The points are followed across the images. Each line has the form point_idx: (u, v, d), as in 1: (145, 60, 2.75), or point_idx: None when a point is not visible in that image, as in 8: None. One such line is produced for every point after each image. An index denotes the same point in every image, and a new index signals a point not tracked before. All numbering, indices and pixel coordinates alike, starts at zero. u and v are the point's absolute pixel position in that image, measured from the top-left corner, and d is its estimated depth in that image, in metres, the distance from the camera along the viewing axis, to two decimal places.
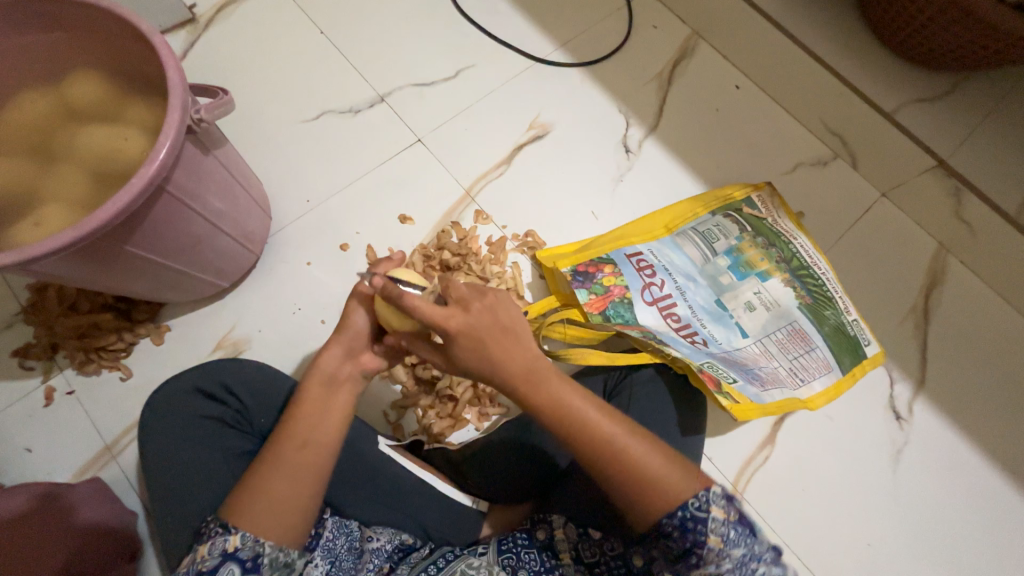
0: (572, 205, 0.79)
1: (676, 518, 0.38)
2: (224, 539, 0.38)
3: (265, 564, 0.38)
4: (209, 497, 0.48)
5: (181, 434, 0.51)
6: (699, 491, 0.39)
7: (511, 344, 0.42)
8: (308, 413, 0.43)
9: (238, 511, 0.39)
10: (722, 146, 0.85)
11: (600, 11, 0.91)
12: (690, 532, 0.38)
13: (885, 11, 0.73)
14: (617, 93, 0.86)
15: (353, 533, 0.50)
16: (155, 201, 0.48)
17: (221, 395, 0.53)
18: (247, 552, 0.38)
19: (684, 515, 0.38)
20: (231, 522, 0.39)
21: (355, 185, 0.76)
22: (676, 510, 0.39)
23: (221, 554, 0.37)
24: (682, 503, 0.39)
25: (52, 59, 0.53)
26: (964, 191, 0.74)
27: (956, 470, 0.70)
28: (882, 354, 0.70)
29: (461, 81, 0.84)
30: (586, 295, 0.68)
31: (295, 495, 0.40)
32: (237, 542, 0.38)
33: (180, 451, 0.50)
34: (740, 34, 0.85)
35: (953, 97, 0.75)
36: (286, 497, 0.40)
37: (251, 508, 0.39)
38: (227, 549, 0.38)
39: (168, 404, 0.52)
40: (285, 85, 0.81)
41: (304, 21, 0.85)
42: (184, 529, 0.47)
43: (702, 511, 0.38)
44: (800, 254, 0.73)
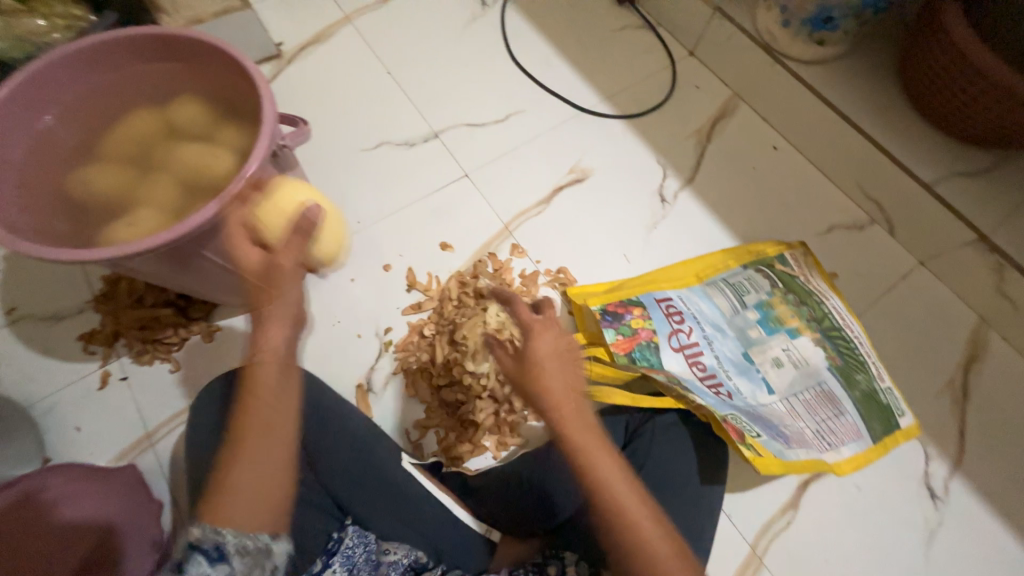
0: (605, 247, 0.81)
1: None
2: (189, 535, 0.41)
3: (230, 549, 0.40)
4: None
5: (223, 430, 0.53)
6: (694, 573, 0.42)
7: (562, 382, 0.46)
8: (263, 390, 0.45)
9: (213, 510, 0.42)
10: (757, 203, 0.87)
11: (645, 70, 0.97)
12: None
13: (928, 88, 0.75)
14: (656, 145, 0.91)
15: (370, 545, 0.52)
16: (243, 228, 0.54)
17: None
18: (208, 542, 0.40)
19: None
20: (206, 518, 0.41)
21: (403, 211, 0.81)
22: None
23: (187, 547, 0.40)
24: None
25: (161, 83, 0.60)
26: (1007, 268, 0.73)
27: (997, 561, 0.66)
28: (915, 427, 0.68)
29: (511, 123, 0.90)
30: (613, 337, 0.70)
31: (269, 480, 0.44)
32: (198, 534, 0.40)
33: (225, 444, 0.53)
34: (781, 100, 0.89)
35: (996, 174, 0.76)
36: (257, 483, 0.43)
37: (218, 505, 0.42)
38: (191, 542, 0.40)
39: (216, 399, 0.54)
40: (350, 116, 0.89)
41: (374, 62, 0.94)
42: None
43: None
44: (831, 315, 0.73)
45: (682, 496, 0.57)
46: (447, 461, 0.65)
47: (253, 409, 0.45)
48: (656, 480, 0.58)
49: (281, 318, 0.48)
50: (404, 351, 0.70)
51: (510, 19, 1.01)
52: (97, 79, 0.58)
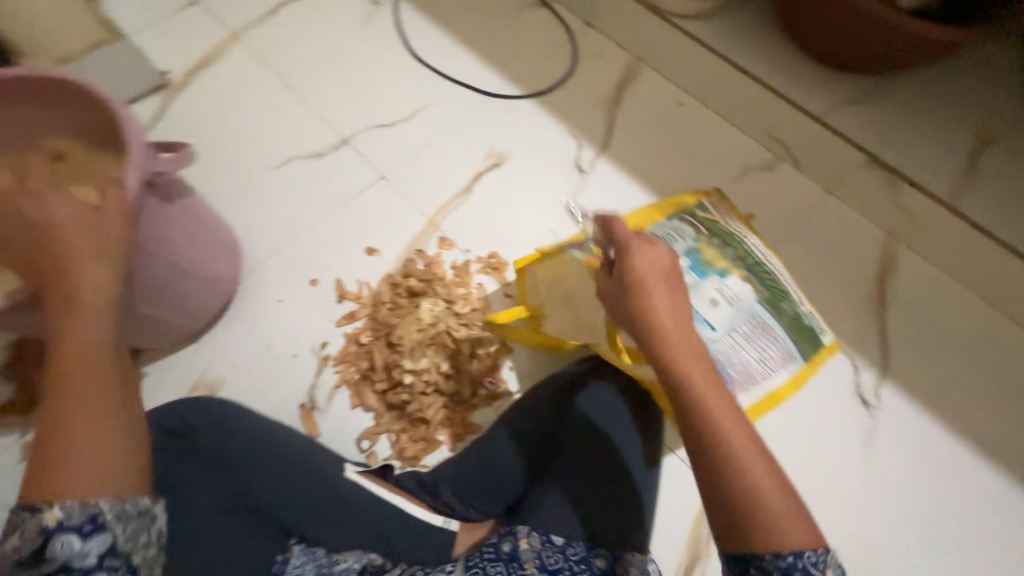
0: (531, 225, 0.82)
1: (785, 560, 0.37)
2: (35, 521, 0.36)
3: (108, 519, 0.38)
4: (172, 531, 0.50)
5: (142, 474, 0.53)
6: (816, 550, 0.38)
7: (667, 305, 0.48)
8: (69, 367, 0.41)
9: (43, 482, 0.37)
10: (670, 159, 0.89)
11: (546, 47, 0.98)
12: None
13: (802, 26, 0.80)
14: (567, 118, 0.92)
15: (319, 560, 0.52)
16: (53, 184, 0.50)
17: (182, 429, 0.56)
18: (77, 519, 0.37)
19: (795, 562, 0.37)
20: (37, 501, 0.37)
21: (322, 223, 0.79)
22: (791, 554, 0.37)
23: (42, 532, 0.36)
24: (800, 550, 0.38)
25: (21, 127, 0.56)
26: (898, 182, 0.78)
27: (928, 450, 0.71)
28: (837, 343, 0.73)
29: (420, 118, 0.90)
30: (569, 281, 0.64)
31: (106, 440, 0.39)
32: (58, 515, 0.36)
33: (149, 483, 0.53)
34: (677, 57, 0.92)
35: (875, 97, 0.81)
36: (104, 452, 0.39)
37: (63, 484, 0.37)
38: (47, 526, 0.36)
39: None
40: (253, 135, 0.86)
41: (271, 78, 0.92)
42: None
43: (815, 567, 0.37)
44: (752, 252, 0.75)
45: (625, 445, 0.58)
46: (403, 462, 0.64)
47: (65, 399, 0.40)
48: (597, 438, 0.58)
49: (79, 252, 0.44)
50: (344, 361, 0.69)
51: (405, 15, 1.00)
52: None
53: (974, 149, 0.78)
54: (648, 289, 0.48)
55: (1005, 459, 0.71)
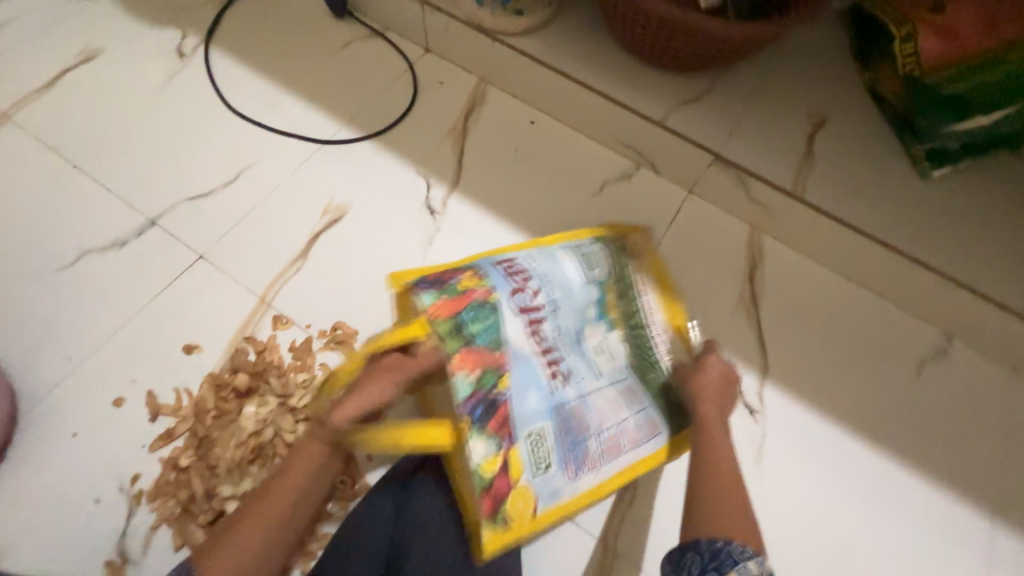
0: (379, 282, 0.74)
1: (713, 543, 0.42)
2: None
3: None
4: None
5: None
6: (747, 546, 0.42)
7: (717, 403, 0.57)
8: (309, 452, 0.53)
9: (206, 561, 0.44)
10: (527, 184, 0.84)
11: (382, 80, 0.91)
12: (716, 557, 0.41)
13: (623, 33, 0.77)
14: (413, 156, 0.85)
15: None
16: None
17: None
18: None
19: (720, 547, 0.41)
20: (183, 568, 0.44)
21: (127, 327, 0.67)
22: (716, 541, 0.42)
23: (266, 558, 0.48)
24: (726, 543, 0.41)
25: None
26: (746, 177, 0.77)
27: (814, 447, 0.70)
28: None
29: (242, 181, 0.79)
30: (495, 452, 0.55)
31: (251, 539, 0.46)
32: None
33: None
34: (518, 75, 0.87)
35: (711, 94, 0.80)
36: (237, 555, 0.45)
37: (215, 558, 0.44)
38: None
39: None
40: (36, 232, 0.72)
41: (53, 159, 0.78)
42: None
43: (738, 553, 0.41)
44: (644, 311, 0.68)
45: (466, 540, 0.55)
46: None
47: (269, 496, 0.50)
48: (429, 545, 0.53)
49: None
50: (160, 495, 0.58)
51: (218, 65, 0.89)
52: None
53: (809, 133, 0.78)
54: (698, 383, 0.59)
55: (888, 441, 0.71)
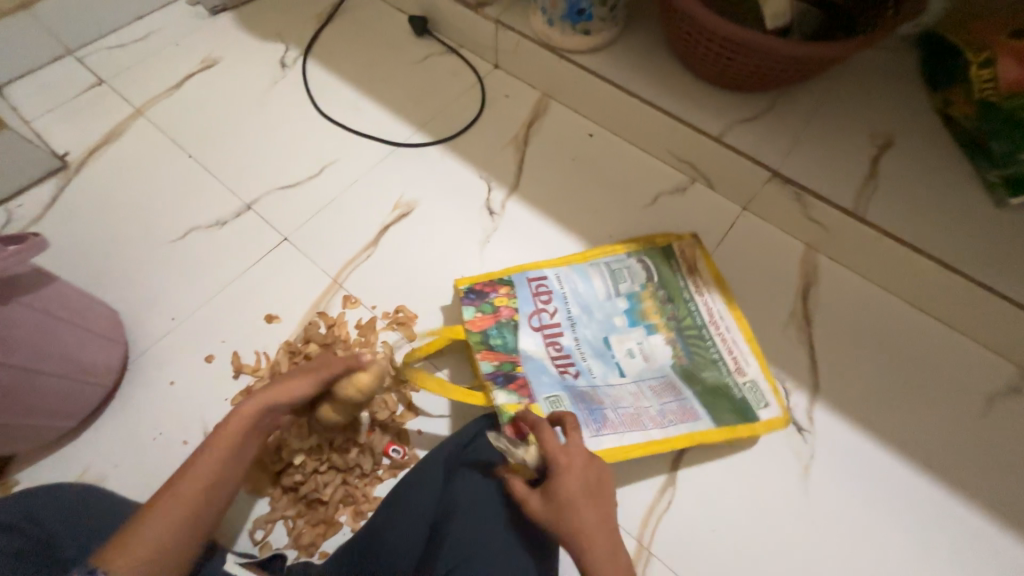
0: (439, 273, 0.79)
1: None
2: None
3: None
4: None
5: None
6: None
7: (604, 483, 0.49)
8: (237, 422, 0.51)
9: (117, 555, 0.41)
10: (582, 192, 0.88)
11: (454, 92, 0.99)
12: None
13: (687, 52, 0.80)
14: (477, 161, 0.91)
15: None
16: None
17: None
18: None
19: None
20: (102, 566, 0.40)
21: (221, 294, 0.76)
22: None
23: None
24: None
25: None
26: (804, 195, 0.77)
27: (869, 474, 0.67)
28: (782, 418, 0.66)
29: (325, 175, 0.88)
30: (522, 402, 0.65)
31: (166, 530, 0.43)
32: None
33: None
34: (580, 91, 0.92)
35: (771, 114, 0.81)
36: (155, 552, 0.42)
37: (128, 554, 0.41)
38: None
39: None
40: (155, 209, 0.84)
41: (173, 149, 0.91)
42: None
43: None
44: (694, 316, 0.74)
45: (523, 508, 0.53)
46: (300, 551, 0.59)
47: (186, 478, 0.47)
48: (473, 514, 0.51)
49: None
50: None
51: (312, 75, 1.01)
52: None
53: (873, 155, 0.77)
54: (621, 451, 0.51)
55: (953, 476, 0.67)
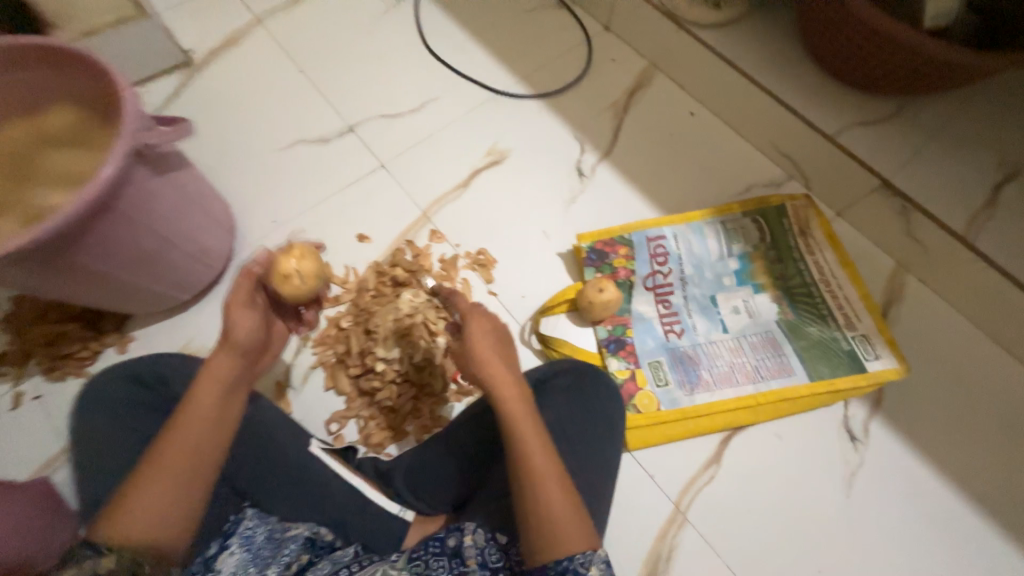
0: (522, 225, 0.81)
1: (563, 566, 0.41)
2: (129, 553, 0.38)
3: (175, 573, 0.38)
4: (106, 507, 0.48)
5: (112, 421, 0.51)
6: (584, 550, 0.42)
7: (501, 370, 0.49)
8: (195, 408, 0.44)
9: (112, 521, 0.39)
10: (673, 169, 0.88)
11: (561, 47, 0.98)
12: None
13: (819, 39, 0.77)
14: (574, 122, 0.91)
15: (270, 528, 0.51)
16: (52, 152, 0.55)
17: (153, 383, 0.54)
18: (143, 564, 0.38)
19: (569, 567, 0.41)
20: (98, 534, 0.38)
21: (320, 208, 0.81)
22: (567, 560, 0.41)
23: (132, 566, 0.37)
24: (569, 555, 0.42)
25: (32, 93, 0.56)
26: (910, 210, 0.74)
27: (915, 495, 0.67)
28: (895, 369, 0.67)
29: (426, 111, 0.90)
30: (627, 367, 0.70)
31: (161, 502, 0.40)
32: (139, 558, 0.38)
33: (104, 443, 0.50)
34: (692, 65, 0.89)
35: (894, 120, 0.77)
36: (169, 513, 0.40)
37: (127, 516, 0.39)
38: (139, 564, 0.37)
39: (111, 391, 0.53)
40: (267, 117, 0.88)
41: (287, 61, 0.94)
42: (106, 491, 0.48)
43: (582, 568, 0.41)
44: (805, 277, 0.74)
45: (584, 447, 0.55)
46: (368, 448, 0.66)
47: (166, 450, 0.42)
48: (548, 437, 0.56)
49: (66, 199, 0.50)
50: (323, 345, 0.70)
51: (424, 9, 1.01)
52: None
53: (997, 182, 0.73)
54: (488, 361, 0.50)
55: (1001, 514, 0.66)
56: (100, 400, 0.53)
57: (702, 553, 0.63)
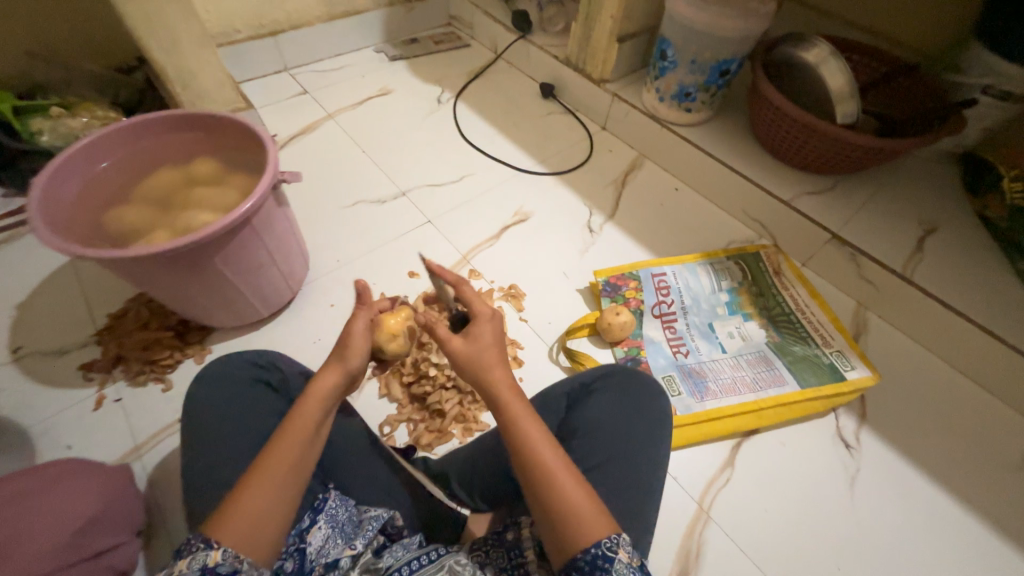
0: (546, 267, 0.97)
1: (589, 554, 0.44)
2: (204, 556, 0.41)
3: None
4: (205, 468, 0.55)
5: (227, 395, 0.59)
6: (609, 535, 0.46)
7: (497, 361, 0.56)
8: (301, 425, 0.50)
9: (224, 523, 0.43)
10: (666, 229, 1.07)
11: (570, 140, 1.24)
12: (598, 569, 0.43)
13: (767, 133, 1.02)
14: (583, 193, 1.13)
15: (349, 508, 0.59)
16: (196, 187, 0.72)
17: (267, 364, 0.63)
18: (226, 567, 0.41)
19: (597, 553, 0.44)
20: (213, 537, 0.42)
21: (377, 251, 0.97)
22: (591, 547, 0.44)
23: (201, 568, 0.40)
24: (597, 541, 0.45)
25: (186, 148, 0.75)
26: (858, 255, 0.93)
27: (914, 496, 0.73)
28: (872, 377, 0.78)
29: (464, 182, 1.12)
30: None
31: (271, 510, 0.45)
32: (217, 558, 0.41)
33: (223, 406, 0.58)
34: (673, 153, 1.15)
35: (832, 191, 1.00)
36: (263, 514, 0.44)
37: (228, 525, 0.43)
38: (207, 564, 0.40)
39: (227, 372, 0.61)
40: (335, 183, 1.08)
41: (352, 145, 1.18)
42: (208, 455, 0.55)
43: (610, 551, 0.45)
44: (784, 307, 0.89)
45: (632, 443, 0.61)
46: (419, 448, 0.72)
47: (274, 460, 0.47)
48: (599, 432, 0.62)
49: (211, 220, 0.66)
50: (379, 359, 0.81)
51: (461, 112, 1.29)
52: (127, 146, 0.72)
53: (919, 236, 0.93)
54: (480, 359, 0.56)
55: (993, 516, 0.72)
56: (222, 377, 0.60)
57: (729, 549, 0.68)
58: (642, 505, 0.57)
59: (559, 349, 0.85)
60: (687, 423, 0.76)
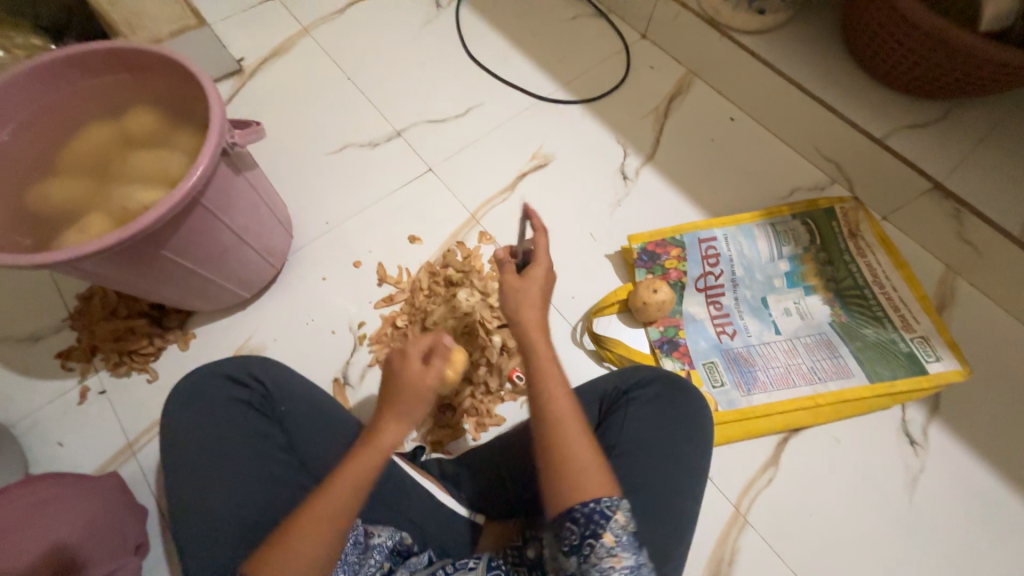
0: (570, 228, 0.82)
1: (587, 507, 0.38)
2: None
3: None
4: (187, 496, 0.49)
5: (206, 415, 0.52)
6: (609, 493, 0.38)
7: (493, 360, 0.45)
8: None
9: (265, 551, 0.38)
10: (716, 174, 0.88)
11: (601, 55, 1.00)
12: (592, 524, 0.37)
13: (865, 44, 0.77)
14: (616, 127, 0.92)
15: (358, 529, 0.51)
16: (132, 150, 0.57)
17: (246, 379, 0.55)
18: None
19: (594, 509, 0.38)
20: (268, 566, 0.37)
21: (371, 210, 0.82)
22: (590, 502, 0.38)
23: None
24: (596, 498, 0.38)
25: (113, 96, 0.59)
26: (963, 212, 0.74)
27: (982, 501, 0.65)
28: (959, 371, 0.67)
29: (471, 117, 0.92)
30: (679, 368, 0.70)
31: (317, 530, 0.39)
32: None
33: (200, 431, 0.52)
34: (732, 71, 0.91)
35: (943, 122, 0.77)
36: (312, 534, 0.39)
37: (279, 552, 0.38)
38: None
39: (202, 391, 0.53)
40: (317, 122, 0.90)
41: (334, 69, 0.97)
42: (187, 483, 0.49)
43: (609, 510, 0.38)
44: (857, 279, 0.74)
45: (672, 463, 0.52)
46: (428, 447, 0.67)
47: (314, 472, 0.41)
48: (634, 449, 0.53)
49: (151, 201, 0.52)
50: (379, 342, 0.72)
51: (465, 17, 1.03)
52: (36, 97, 0.56)
53: None
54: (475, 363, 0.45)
55: None
56: (197, 394, 0.53)
57: (764, 556, 0.62)
58: (675, 533, 0.50)
59: (583, 329, 0.74)
60: (729, 420, 0.67)
